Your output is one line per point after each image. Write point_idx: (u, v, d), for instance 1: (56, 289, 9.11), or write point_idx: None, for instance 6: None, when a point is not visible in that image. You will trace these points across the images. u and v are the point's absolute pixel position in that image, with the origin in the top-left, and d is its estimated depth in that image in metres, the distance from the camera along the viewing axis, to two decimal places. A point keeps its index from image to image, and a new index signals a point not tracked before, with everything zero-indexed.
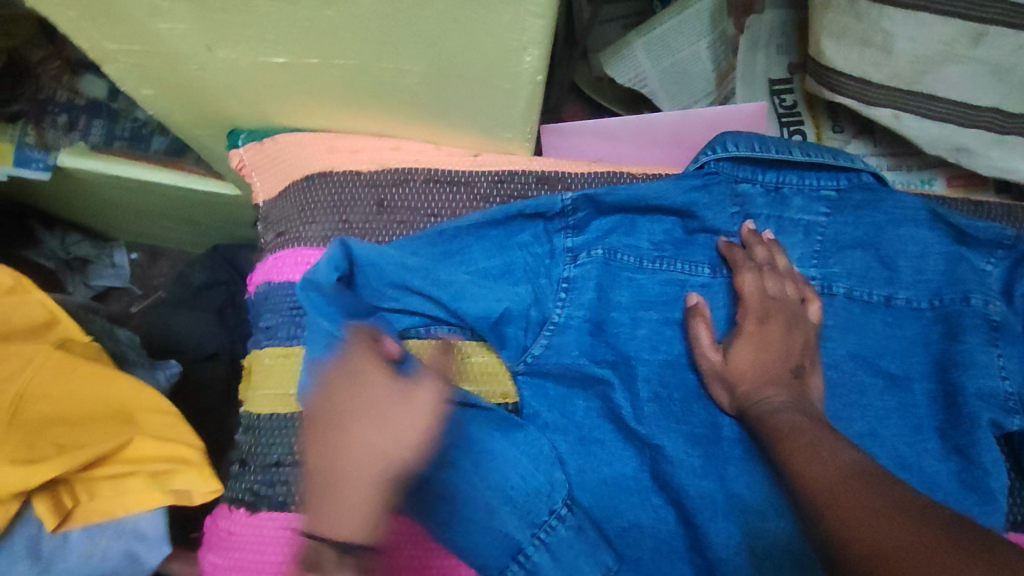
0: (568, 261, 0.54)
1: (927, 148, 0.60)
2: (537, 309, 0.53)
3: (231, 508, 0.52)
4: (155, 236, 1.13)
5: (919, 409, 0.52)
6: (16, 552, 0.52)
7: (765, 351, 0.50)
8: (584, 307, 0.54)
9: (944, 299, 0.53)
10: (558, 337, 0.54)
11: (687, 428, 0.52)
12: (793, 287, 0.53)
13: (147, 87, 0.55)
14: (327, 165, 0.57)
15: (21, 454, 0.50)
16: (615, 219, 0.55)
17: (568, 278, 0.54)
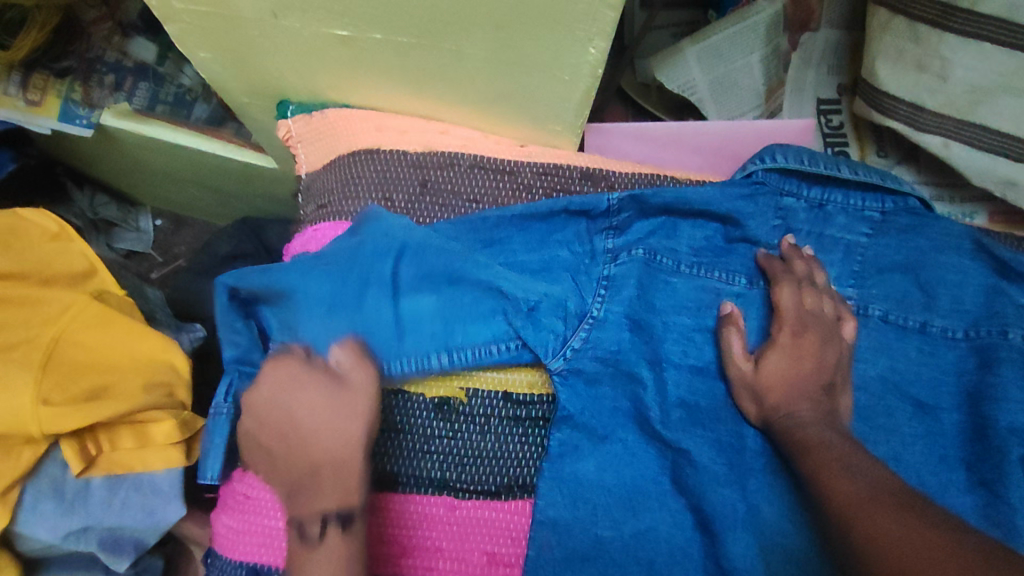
0: (607, 261, 0.55)
1: (974, 180, 0.58)
2: (576, 303, 0.53)
3: (246, 472, 0.52)
4: (185, 204, 1.14)
5: (946, 439, 0.51)
6: (43, 489, 0.52)
7: (796, 365, 0.49)
8: (618, 304, 0.54)
9: (980, 330, 0.52)
10: (590, 333, 0.53)
11: (712, 435, 0.52)
12: (830, 305, 0.52)
13: (206, 50, 0.56)
14: (374, 143, 0.58)
15: (54, 395, 0.51)
16: (658, 222, 0.56)
17: (607, 276, 0.54)
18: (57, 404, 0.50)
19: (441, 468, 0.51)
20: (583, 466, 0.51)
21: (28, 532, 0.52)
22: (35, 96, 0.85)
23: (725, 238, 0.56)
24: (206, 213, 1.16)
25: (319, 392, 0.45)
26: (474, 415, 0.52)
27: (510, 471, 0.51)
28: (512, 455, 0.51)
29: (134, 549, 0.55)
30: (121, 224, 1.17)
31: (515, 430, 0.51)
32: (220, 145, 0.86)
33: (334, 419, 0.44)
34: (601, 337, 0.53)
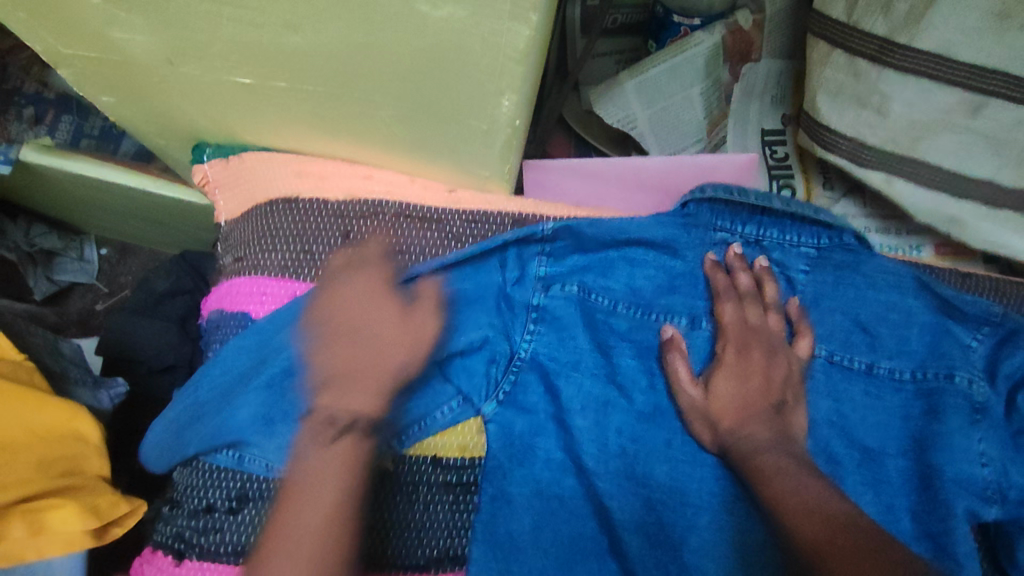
0: (539, 289, 0.52)
1: (920, 218, 0.57)
2: (504, 343, 0.51)
3: (156, 553, 0.48)
4: (126, 233, 1.08)
5: (892, 487, 0.48)
6: None
7: (743, 385, 0.48)
8: (551, 345, 0.52)
9: (927, 372, 0.50)
10: (524, 373, 0.51)
11: (648, 489, 0.48)
12: (777, 319, 0.50)
13: (107, 94, 0.52)
14: (293, 190, 0.54)
15: None
16: (595, 259, 0.52)
17: (538, 306, 0.52)
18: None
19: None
20: (517, 526, 0.47)
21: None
22: None
23: (668, 275, 0.52)
24: (150, 242, 1.11)
25: (390, 318, 0.46)
26: (400, 482, 0.47)
27: (440, 542, 0.47)
28: (438, 526, 0.47)
29: None
30: (61, 253, 1.10)
31: (443, 497, 0.47)
32: (148, 181, 0.81)
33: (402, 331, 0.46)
34: (532, 380, 0.51)
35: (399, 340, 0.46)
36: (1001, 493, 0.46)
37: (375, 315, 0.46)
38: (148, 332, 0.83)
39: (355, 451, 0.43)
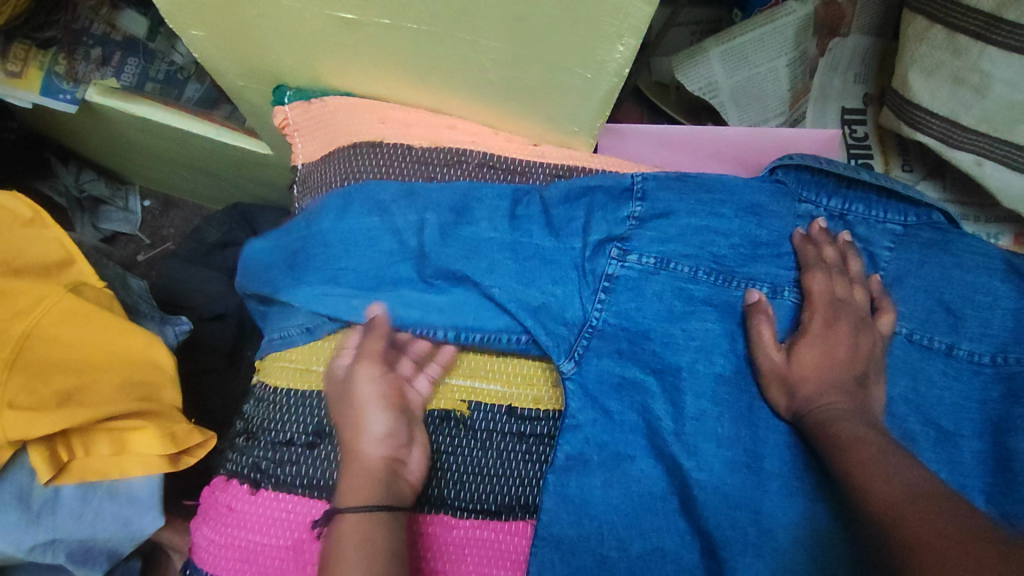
0: (615, 257, 0.50)
1: (1005, 203, 0.56)
2: (575, 311, 0.50)
3: (230, 482, 0.48)
4: (175, 184, 1.08)
5: (966, 468, 0.47)
6: (3, 499, 0.44)
7: (831, 353, 0.46)
8: (622, 310, 0.50)
9: (1009, 357, 0.49)
10: (596, 343, 0.49)
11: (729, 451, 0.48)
12: (861, 291, 0.50)
13: (198, 28, 0.53)
14: (377, 135, 0.54)
15: (22, 398, 0.44)
16: (682, 229, 0.51)
17: (611, 276, 0.50)
18: (22, 410, 0.43)
19: (437, 485, 0.48)
20: (588, 482, 0.47)
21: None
22: (16, 67, 0.80)
23: (750, 244, 0.52)
24: (197, 197, 1.11)
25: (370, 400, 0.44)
26: (476, 429, 0.49)
27: (512, 490, 0.48)
28: (513, 474, 0.48)
29: (107, 560, 0.47)
30: (107, 202, 1.11)
31: (518, 447, 0.49)
32: (212, 129, 0.82)
33: (371, 420, 0.44)
34: (607, 349, 0.49)
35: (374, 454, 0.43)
36: None
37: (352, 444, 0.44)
38: (200, 280, 0.85)
39: (373, 532, 0.40)
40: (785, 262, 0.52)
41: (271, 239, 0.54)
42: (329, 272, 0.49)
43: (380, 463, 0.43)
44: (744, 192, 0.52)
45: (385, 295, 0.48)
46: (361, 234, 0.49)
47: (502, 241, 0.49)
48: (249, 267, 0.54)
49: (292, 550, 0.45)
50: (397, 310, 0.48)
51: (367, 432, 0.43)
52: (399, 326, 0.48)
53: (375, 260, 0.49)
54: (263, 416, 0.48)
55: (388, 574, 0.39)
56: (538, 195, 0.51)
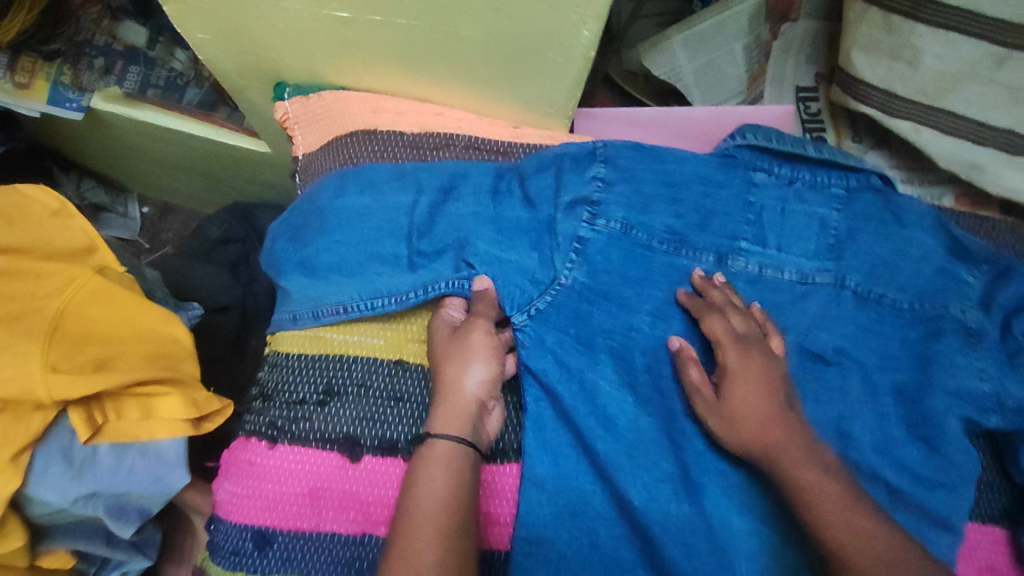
0: (585, 221, 0.55)
1: (942, 164, 0.61)
2: (548, 272, 0.54)
3: (248, 441, 0.52)
4: (171, 189, 1.12)
5: (903, 400, 0.54)
6: (51, 455, 0.49)
7: (753, 377, 0.49)
8: (589, 269, 0.55)
9: (937, 304, 0.55)
10: (559, 297, 0.54)
11: (681, 399, 0.53)
12: (759, 318, 0.53)
13: (205, 32, 0.58)
14: (372, 124, 0.59)
15: (63, 364, 0.48)
16: (652, 194, 0.56)
17: (580, 238, 0.55)
18: (66, 372, 0.48)
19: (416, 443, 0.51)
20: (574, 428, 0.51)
21: (37, 496, 0.49)
22: (24, 78, 0.84)
23: (700, 213, 0.56)
24: (193, 202, 1.16)
25: (457, 353, 0.51)
26: None
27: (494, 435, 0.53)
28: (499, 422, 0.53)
29: (139, 517, 0.52)
30: (108, 209, 1.16)
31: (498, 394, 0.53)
32: (212, 131, 0.87)
33: (462, 365, 0.50)
34: (571, 306, 0.54)
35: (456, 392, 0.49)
36: (999, 402, 0.52)
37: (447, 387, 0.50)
38: (203, 275, 0.89)
39: (451, 462, 0.46)
40: (737, 229, 0.56)
41: (284, 217, 0.60)
42: (330, 245, 0.54)
43: (459, 404, 0.49)
44: (695, 164, 0.57)
45: (376, 266, 0.54)
46: (360, 208, 0.55)
47: (483, 215, 0.55)
48: (267, 242, 0.60)
49: (309, 497, 0.50)
50: (388, 278, 0.53)
51: (454, 377, 0.50)
52: (393, 292, 0.53)
53: (372, 232, 0.54)
54: (276, 380, 0.53)
55: (459, 503, 0.45)
56: (516, 173, 0.57)
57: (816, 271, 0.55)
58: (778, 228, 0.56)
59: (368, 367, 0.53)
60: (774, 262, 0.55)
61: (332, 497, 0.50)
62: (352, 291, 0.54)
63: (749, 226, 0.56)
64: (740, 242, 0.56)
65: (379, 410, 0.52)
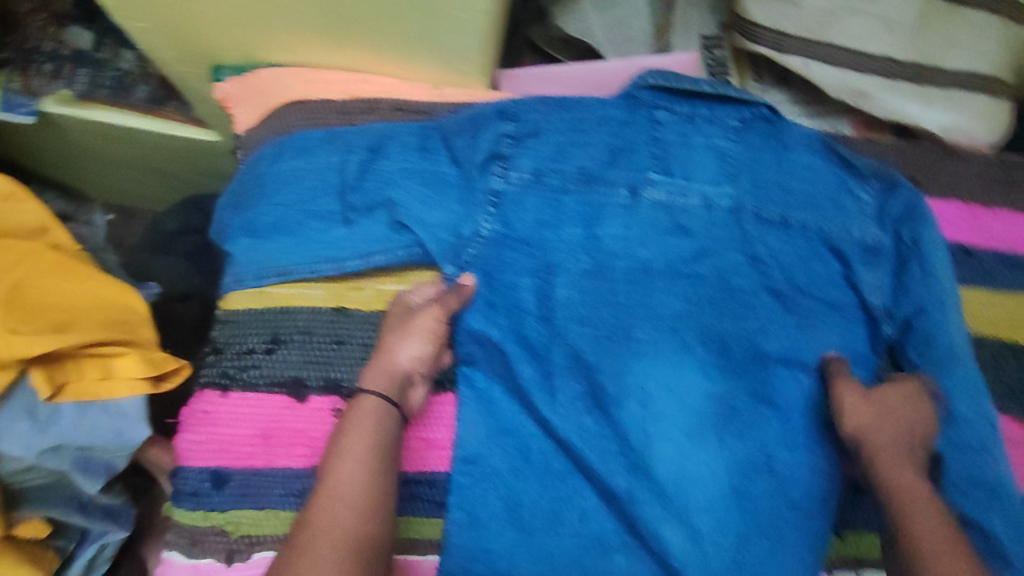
0: (498, 172, 0.59)
1: (833, 94, 0.65)
2: (467, 222, 0.58)
3: (203, 391, 0.56)
4: (127, 189, 1.15)
5: (804, 313, 0.59)
6: (16, 412, 0.53)
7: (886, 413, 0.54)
8: (506, 221, 0.59)
9: (830, 224, 0.60)
10: (483, 249, 0.58)
11: (592, 326, 0.57)
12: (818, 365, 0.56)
13: (138, 20, 0.61)
14: (304, 95, 0.63)
15: (21, 328, 0.52)
16: (558, 139, 0.60)
17: (497, 192, 0.59)
18: (25, 333, 0.51)
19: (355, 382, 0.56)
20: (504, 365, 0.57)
21: (6, 450, 0.52)
22: None
23: (608, 151, 0.60)
24: (149, 201, 1.18)
25: (401, 325, 0.55)
26: None
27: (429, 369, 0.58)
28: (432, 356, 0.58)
29: (104, 472, 0.56)
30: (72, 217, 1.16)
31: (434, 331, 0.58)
32: (165, 124, 0.91)
33: (403, 335, 0.54)
34: (495, 254, 0.58)
35: (395, 357, 0.54)
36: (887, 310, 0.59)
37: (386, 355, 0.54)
38: (166, 266, 0.93)
39: (377, 419, 0.51)
40: (642, 164, 0.60)
41: (229, 190, 0.63)
42: (270, 207, 0.58)
43: (394, 368, 0.53)
44: (599, 112, 0.62)
45: (316, 221, 0.57)
46: (294, 172, 0.59)
47: (411, 169, 0.58)
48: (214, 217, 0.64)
49: (261, 437, 0.54)
50: (326, 232, 0.57)
51: (395, 345, 0.54)
52: (330, 245, 0.57)
53: (310, 192, 0.58)
54: (226, 335, 0.57)
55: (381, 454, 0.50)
56: (437, 131, 0.61)
57: (719, 196, 0.60)
58: (681, 161, 0.60)
59: (313, 316, 0.57)
60: (681, 189, 0.60)
61: (282, 434, 0.54)
62: (294, 247, 0.57)
63: (656, 161, 0.60)
64: (648, 175, 0.60)
65: (323, 352, 0.56)
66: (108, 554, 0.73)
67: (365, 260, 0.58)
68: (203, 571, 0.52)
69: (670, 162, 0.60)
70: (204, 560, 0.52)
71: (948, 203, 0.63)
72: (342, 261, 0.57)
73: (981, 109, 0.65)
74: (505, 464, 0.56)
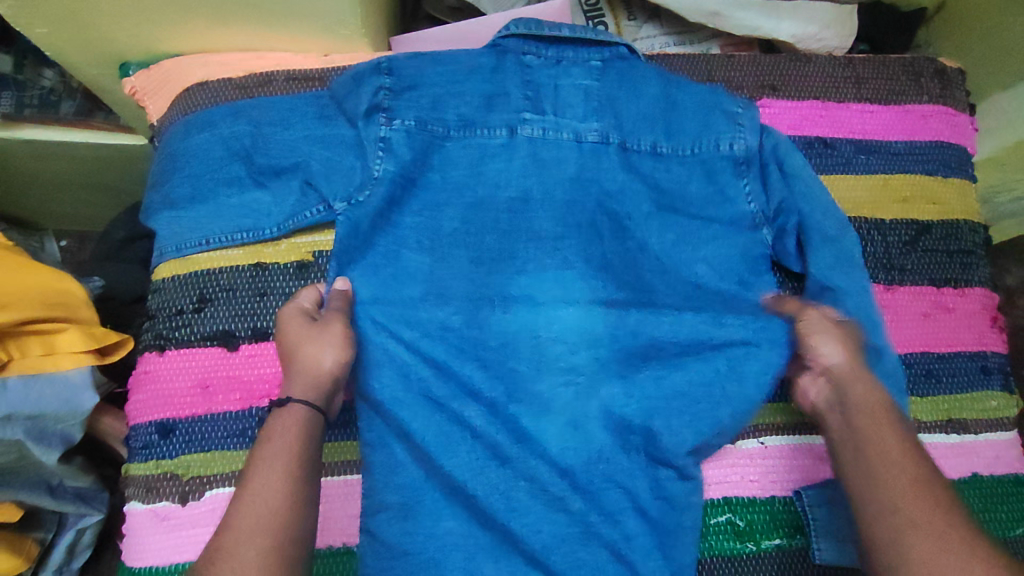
0: (381, 122, 0.62)
1: (691, 18, 0.70)
2: (362, 173, 0.61)
3: (146, 354, 0.61)
4: (57, 214, 1.14)
5: (692, 215, 0.65)
6: None
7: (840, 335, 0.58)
8: (400, 165, 0.62)
9: (703, 142, 0.64)
10: (377, 189, 0.61)
11: (475, 255, 0.64)
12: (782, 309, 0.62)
13: (40, 26, 0.64)
14: (204, 76, 0.68)
15: None
16: (430, 89, 0.63)
17: (383, 138, 0.62)
18: None
19: (280, 330, 0.61)
20: (423, 314, 0.62)
21: None
22: None
23: (484, 98, 0.64)
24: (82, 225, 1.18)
25: (315, 339, 0.56)
26: (324, 270, 0.64)
27: None
28: None
29: (60, 441, 0.62)
30: None
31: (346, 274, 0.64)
32: (94, 135, 0.95)
33: (314, 344, 0.56)
34: (384, 200, 0.62)
35: (317, 369, 0.55)
36: (771, 206, 0.64)
37: (306, 371, 0.55)
38: (116, 272, 0.97)
39: (298, 424, 0.52)
40: (517, 106, 0.64)
41: (149, 174, 0.66)
42: (182, 182, 0.62)
43: (310, 382, 0.54)
44: (471, 61, 0.64)
45: (226, 189, 0.62)
46: (201, 144, 0.63)
47: (313, 136, 0.62)
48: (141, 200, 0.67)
49: (200, 388, 0.59)
50: (237, 197, 0.62)
51: (314, 358, 0.55)
52: (242, 209, 0.62)
53: (221, 162, 0.62)
54: (159, 302, 0.62)
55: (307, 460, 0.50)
56: (332, 99, 0.64)
57: (587, 130, 0.64)
58: (553, 99, 0.64)
59: (233, 273, 0.62)
60: (554, 125, 0.64)
61: (218, 382, 0.59)
62: (211, 215, 0.62)
63: (530, 102, 0.64)
64: (523, 115, 0.64)
65: (249, 304, 0.62)
66: (87, 542, 0.77)
67: (278, 222, 0.62)
68: (161, 513, 0.57)
69: (542, 101, 0.64)
70: (161, 503, 0.57)
71: (803, 102, 0.69)
72: (256, 224, 0.62)
73: (827, 21, 0.71)
74: (426, 391, 0.61)
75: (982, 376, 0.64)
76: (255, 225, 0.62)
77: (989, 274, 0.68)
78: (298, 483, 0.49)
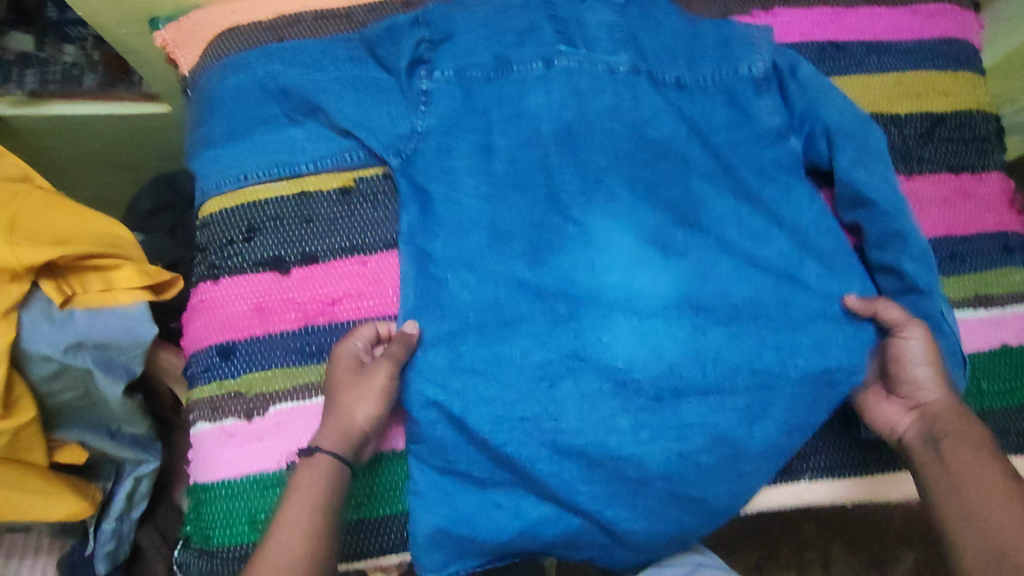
0: (424, 75, 0.65)
1: None
2: (403, 122, 0.64)
3: (199, 284, 0.64)
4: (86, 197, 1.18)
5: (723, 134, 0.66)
6: (35, 316, 0.59)
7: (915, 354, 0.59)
8: (438, 115, 0.64)
9: (723, 72, 0.67)
10: (423, 141, 0.64)
11: (526, 191, 0.64)
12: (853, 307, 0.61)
13: None
14: (235, 20, 0.70)
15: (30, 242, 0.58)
16: (468, 38, 0.66)
17: (427, 91, 0.64)
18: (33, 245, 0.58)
19: (328, 254, 0.64)
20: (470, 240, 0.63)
21: (33, 348, 0.59)
22: None
23: (516, 34, 0.65)
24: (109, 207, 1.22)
25: (355, 389, 0.57)
26: (369, 194, 0.65)
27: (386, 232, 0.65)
28: (385, 221, 0.65)
29: (124, 374, 0.64)
30: None
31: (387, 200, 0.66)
32: (117, 105, 0.96)
33: (353, 394, 0.57)
34: (432, 147, 0.64)
35: (348, 417, 0.57)
36: (797, 119, 0.66)
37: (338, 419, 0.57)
38: (147, 241, 1.00)
39: (323, 476, 0.54)
40: (548, 40, 0.65)
41: (189, 114, 0.70)
42: (220, 121, 0.65)
43: (342, 427, 0.56)
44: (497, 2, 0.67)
45: (263, 127, 0.65)
46: (236, 86, 0.66)
47: (345, 78, 0.64)
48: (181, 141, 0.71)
49: (257, 311, 0.62)
50: (272, 133, 0.65)
51: (353, 408, 0.57)
52: (280, 147, 0.65)
53: (257, 100, 0.65)
54: (208, 236, 0.65)
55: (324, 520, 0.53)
56: (362, 44, 0.66)
57: (619, 63, 0.65)
58: (581, 33, 0.66)
59: (278, 203, 0.64)
60: (587, 58, 0.65)
61: (275, 304, 0.62)
62: (250, 151, 0.65)
63: (559, 35, 0.66)
64: (556, 48, 0.65)
65: (297, 232, 0.64)
66: (144, 492, 0.78)
67: (313, 157, 0.65)
68: (229, 430, 0.59)
69: (571, 35, 0.66)
70: (228, 420, 0.60)
71: (814, 10, 0.71)
72: (293, 159, 0.65)
73: None
74: (476, 313, 0.61)
75: (1004, 254, 0.66)
76: (296, 164, 0.65)
77: (1003, 162, 0.70)
78: (314, 541, 0.52)
